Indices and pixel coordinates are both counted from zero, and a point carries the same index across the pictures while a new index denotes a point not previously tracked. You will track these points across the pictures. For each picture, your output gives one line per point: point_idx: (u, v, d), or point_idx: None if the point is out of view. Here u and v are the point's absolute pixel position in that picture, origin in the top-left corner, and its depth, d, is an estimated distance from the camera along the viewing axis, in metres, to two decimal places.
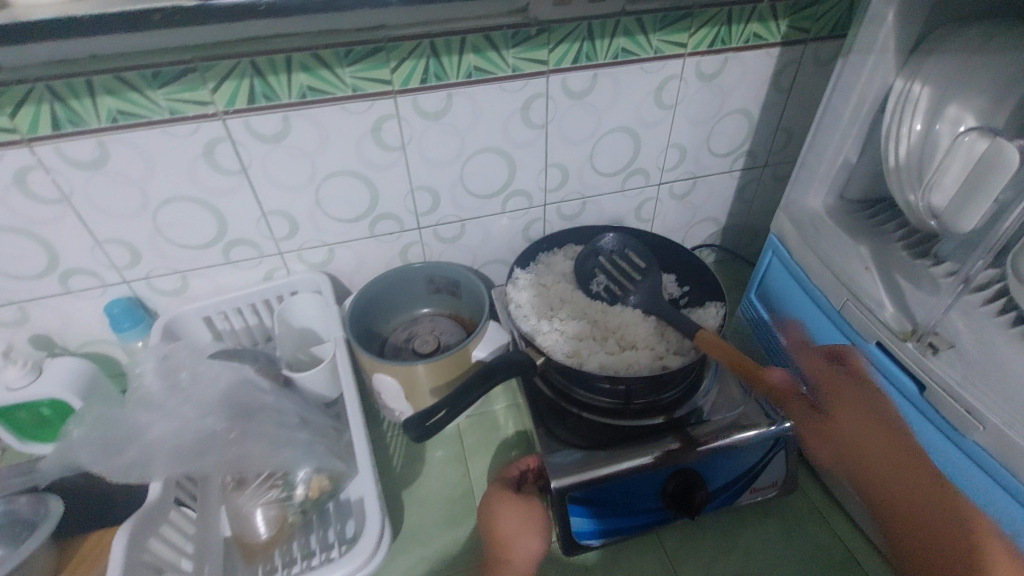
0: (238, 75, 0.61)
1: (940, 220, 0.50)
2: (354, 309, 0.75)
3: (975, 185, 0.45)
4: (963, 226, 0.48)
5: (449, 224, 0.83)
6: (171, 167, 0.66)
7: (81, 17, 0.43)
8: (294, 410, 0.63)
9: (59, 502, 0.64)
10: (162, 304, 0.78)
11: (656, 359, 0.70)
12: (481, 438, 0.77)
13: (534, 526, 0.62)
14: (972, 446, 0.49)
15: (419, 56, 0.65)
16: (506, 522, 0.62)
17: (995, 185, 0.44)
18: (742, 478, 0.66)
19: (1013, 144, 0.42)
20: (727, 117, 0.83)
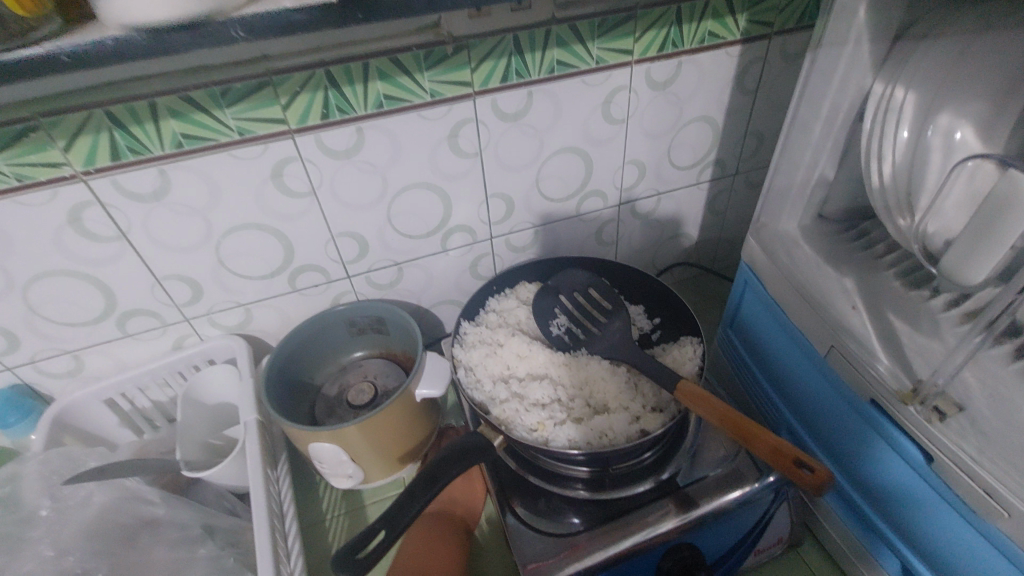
0: (93, 128, 0.51)
1: (943, 267, 0.40)
2: (270, 375, 0.64)
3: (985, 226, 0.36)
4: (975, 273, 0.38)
5: (383, 270, 0.73)
6: (31, 239, 0.55)
7: None
8: (197, 518, 0.53)
9: None
10: (56, 389, 0.68)
11: (633, 420, 0.56)
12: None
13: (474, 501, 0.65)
14: (998, 535, 0.39)
15: (315, 88, 0.55)
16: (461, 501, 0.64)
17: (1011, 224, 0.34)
18: (744, 542, 0.55)
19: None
20: (688, 126, 0.74)
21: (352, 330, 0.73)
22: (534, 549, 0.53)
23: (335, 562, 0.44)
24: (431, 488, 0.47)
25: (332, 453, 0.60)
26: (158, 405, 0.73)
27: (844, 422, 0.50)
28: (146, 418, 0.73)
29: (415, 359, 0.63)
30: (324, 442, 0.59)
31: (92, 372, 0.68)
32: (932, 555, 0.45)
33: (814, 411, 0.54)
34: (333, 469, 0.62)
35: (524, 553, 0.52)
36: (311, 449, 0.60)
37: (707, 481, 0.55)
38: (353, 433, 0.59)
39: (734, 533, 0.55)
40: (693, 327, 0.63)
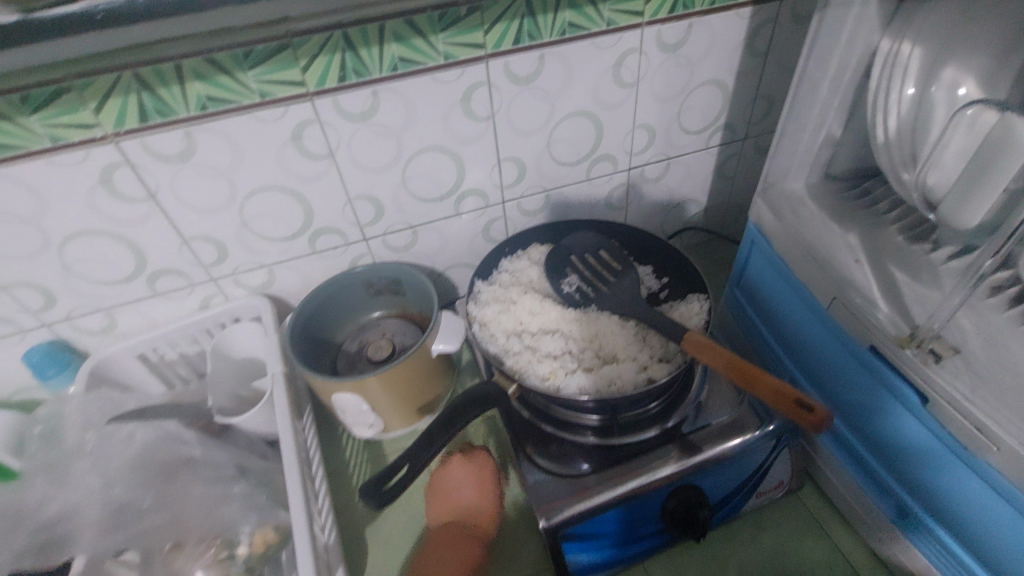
0: (122, 91, 0.53)
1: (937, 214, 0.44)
2: (294, 331, 0.67)
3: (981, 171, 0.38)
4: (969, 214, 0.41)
5: (399, 232, 0.75)
6: (65, 199, 0.58)
7: None
8: (230, 460, 0.57)
9: None
10: (91, 345, 0.71)
11: (640, 370, 0.59)
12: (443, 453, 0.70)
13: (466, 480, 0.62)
14: (985, 468, 0.42)
15: (332, 51, 0.56)
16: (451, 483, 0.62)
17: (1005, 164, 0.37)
18: (746, 486, 0.58)
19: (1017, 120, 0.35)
20: (698, 90, 0.74)
21: (370, 291, 0.76)
22: (546, 490, 0.56)
23: (363, 491, 0.49)
24: (449, 429, 0.50)
25: (354, 403, 0.63)
26: (187, 361, 0.77)
27: (845, 370, 0.53)
28: (176, 373, 0.77)
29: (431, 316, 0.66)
30: (346, 393, 0.62)
31: (125, 330, 0.72)
32: (926, 492, 0.48)
33: (816, 360, 0.57)
34: (354, 418, 0.65)
35: (537, 493, 0.56)
36: (335, 400, 0.64)
37: (712, 428, 0.58)
38: (374, 384, 0.62)
39: (736, 477, 0.57)
40: (700, 285, 0.65)
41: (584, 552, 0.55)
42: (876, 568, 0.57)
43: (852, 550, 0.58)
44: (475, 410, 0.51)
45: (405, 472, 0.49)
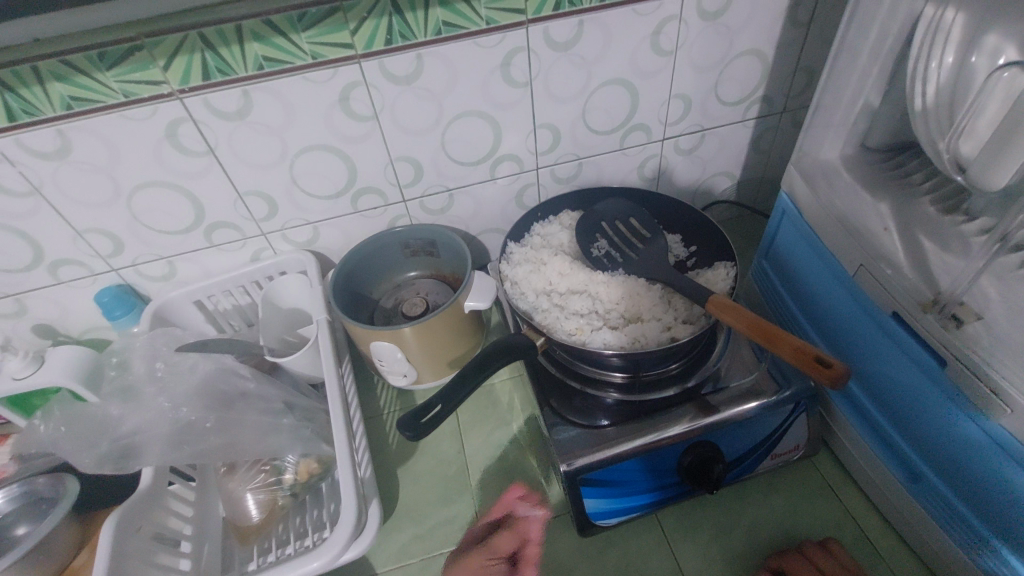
0: (188, 50, 0.57)
1: (967, 176, 0.47)
2: (336, 284, 0.72)
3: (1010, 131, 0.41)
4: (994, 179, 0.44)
5: (436, 195, 0.79)
6: (135, 151, 0.63)
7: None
8: (279, 396, 0.62)
9: (75, 480, 0.61)
10: (153, 290, 0.78)
11: (663, 331, 0.61)
12: (469, 405, 0.74)
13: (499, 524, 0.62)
14: (999, 431, 0.43)
15: (380, 15, 0.59)
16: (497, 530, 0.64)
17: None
18: (761, 446, 0.60)
19: None
20: (737, 60, 0.74)
21: (406, 251, 0.80)
22: (567, 437, 0.59)
23: (402, 422, 0.53)
24: (480, 374, 0.53)
25: (390, 352, 0.68)
26: (237, 310, 0.82)
27: (867, 338, 0.54)
28: (227, 321, 0.83)
29: (465, 275, 0.69)
30: (383, 342, 0.66)
31: (183, 278, 0.78)
32: (939, 456, 0.49)
33: (837, 328, 0.58)
34: (391, 366, 0.70)
35: (559, 441, 0.59)
36: (373, 348, 0.68)
37: (731, 390, 0.60)
38: (409, 335, 0.66)
39: (752, 437, 0.60)
40: (727, 253, 0.66)
41: (600, 498, 0.58)
42: (886, 532, 0.59)
43: (863, 514, 0.60)
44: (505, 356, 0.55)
45: (439, 411, 0.53)
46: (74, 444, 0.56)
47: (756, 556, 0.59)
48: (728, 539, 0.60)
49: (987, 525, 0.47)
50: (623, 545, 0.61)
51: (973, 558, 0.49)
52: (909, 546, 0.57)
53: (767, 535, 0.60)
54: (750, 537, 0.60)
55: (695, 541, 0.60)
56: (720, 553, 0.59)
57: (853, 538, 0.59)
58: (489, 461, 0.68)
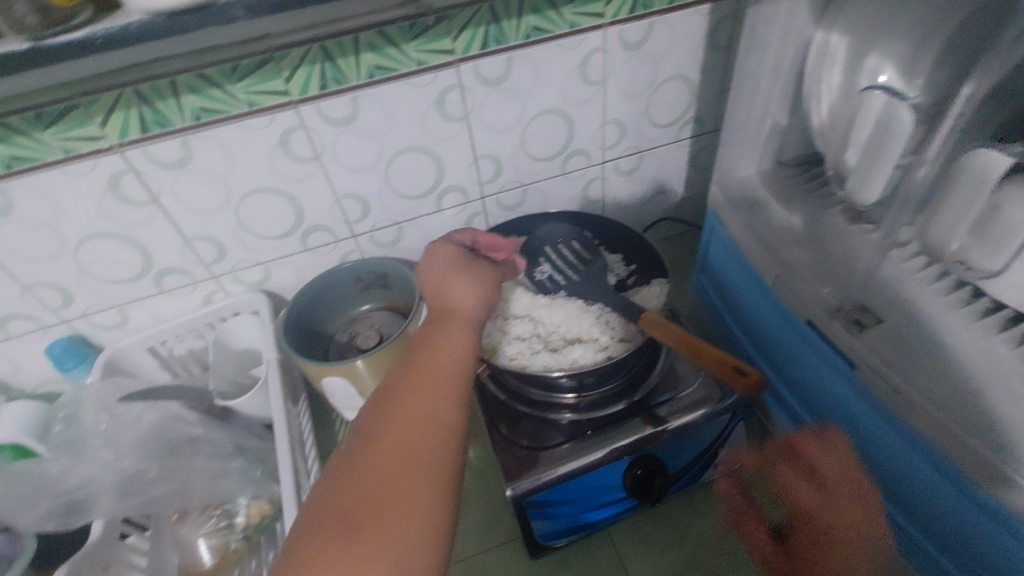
0: (124, 105, 0.59)
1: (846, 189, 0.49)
2: (287, 323, 0.73)
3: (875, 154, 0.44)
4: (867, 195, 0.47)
5: (385, 229, 0.80)
6: (78, 204, 0.64)
7: None
8: (229, 439, 0.62)
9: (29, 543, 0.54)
10: (106, 339, 0.78)
11: (601, 350, 0.63)
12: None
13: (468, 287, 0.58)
14: (913, 434, 0.44)
15: (312, 62, 0.61)
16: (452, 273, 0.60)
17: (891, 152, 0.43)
18: (703, 457, 0.63)
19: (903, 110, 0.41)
20: (665, 85, 0.78)
21: (359, 285, 0.81)
22: (514, 461, 0.60)
23: None
24: None
25: (343, 386, 0.69)
26: (194, 353, 0.83)
27: (792, 347, 0.55)
28: (184, 364, 0.83)
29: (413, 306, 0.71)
30: (335, 377, 0.67)
31: (136, 325, 0.78)
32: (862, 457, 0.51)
33: (765, 337, 0.60)
34: (344, 400, 0.71)
35: (506, 466, 0.59)
36: (325, 384, 0.69)
37: (671, 402, 0.62)
38: (359, 369, 0.68)
39: (694, 448, 0.62)
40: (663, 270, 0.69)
41: (549, 519, 0.60)
42: None
43: None
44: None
45: None
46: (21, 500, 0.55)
47: (703, 566, 0.60)
48: (677, 550, 0.62)
49: (930, 540, 0.46)
50: (574, 564, 0.62)
51: (913, 564, 0.49)
52: None
53: (714, 545, 0.62)
54: (698, 548, 0.61)
55: (646, 555, 0.62)
56: (670, 565, 0.61)
57: None
58: None
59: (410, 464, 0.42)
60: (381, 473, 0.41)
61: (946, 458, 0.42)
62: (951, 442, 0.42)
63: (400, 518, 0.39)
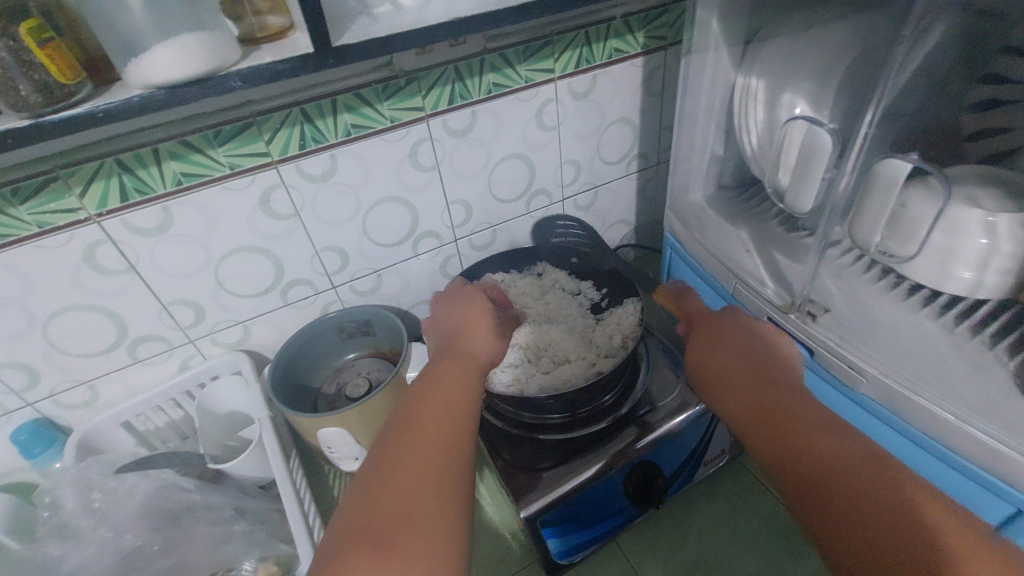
0: (104, 175, 0.59)
1: (786, 204, 0.56)
2: (274, 380, 0.73)
3: (805, 169, 0.51)
4: (802, 205, 0.54)
5: (364, 277, 0.83)
6: (51, 280, 0.63)
7: None
8: (228, 502, 0.61)
9: None
10: (74, 419, 0.74)
11: (590, 367, 0.70)
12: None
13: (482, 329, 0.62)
14: (878, 407, 0.52)
15: (292, 124, 0.65)
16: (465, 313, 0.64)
17: (820, 165, 0.50)
18: (692, 459, 0.68)
19: (823, 130, 0.48)
20: (611, 127, 0.87)
21: (342, 335, 0.83)
22: (523, 484, 0.61)
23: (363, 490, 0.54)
24: None
25: (338, 436, 0.69)
26: (170, 424, 0.80)
27: None
28: (160, 437, 0.80)
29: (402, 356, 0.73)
30: (332, 428, 0.68)
31: (107, 400, 0.75)
32: None
33: None
34: (341, 450, 0.71)
35: (515, 487, 0.61)
36: (319, 437, 0.69)
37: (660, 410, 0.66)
38: (353, 415, 0.68)
39: (684, 450, 0.67)
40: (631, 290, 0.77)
41: (562, 536, 0.62)
42: None
43: None
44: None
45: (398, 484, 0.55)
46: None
47: (709, 559, 0.64)
48: (683, 550, 0.65)
49: None
50: None
51: None
52: None
53: (715, 539, 0.66)
54: (702, 544, 0.65)
55: (655, 559, 0.65)
56: (678, 564, 0.64)
57: (788, 523, 0.66)
58: None
59: (429, 486, 0.40)
60: (398, 495, 0.39)
61: (913, 426, 0.49)
62: (906, 405, 0.49)
63: (431, 538, 0.38)
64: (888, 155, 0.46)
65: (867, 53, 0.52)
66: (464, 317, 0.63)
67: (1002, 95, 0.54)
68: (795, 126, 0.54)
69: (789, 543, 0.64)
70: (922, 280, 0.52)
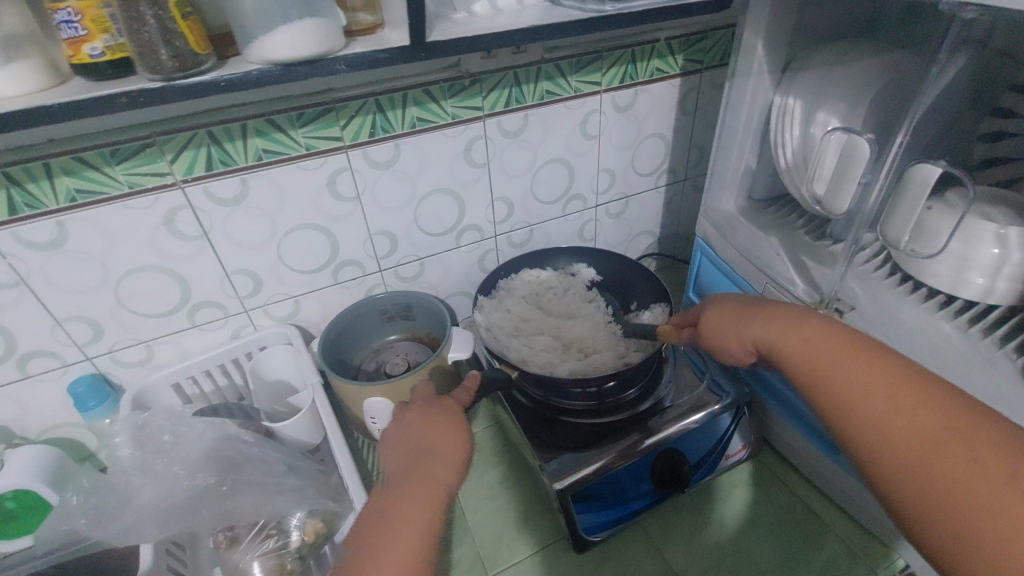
0: (195, 145, 0.64)
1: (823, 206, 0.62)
2: (323, 351, 0.77)
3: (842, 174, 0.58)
4: (839, 207, 0.60)
5: (409, 264, 0.88)
6: (132, 238, 0.67)
7: (116, 97, 0.47)
8: (280, 458, 0.63)
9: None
10: (126, 378, 0.77)
11: (619, 358, 0.74)
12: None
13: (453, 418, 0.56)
14: None
15: (366, 113, 0.71)
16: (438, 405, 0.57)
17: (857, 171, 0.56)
18: (718, 449, 0.71)
19: (862, 138, 0.55)
20: (646, 141, 0.94)
21: (383, 317, 0.87)
22: (556, 462, 0.65)
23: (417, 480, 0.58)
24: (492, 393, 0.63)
25: (382, 406, 0.73)
26: (214, 391, 0.83)
27: None
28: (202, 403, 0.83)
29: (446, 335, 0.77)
30: (378, 397, 0.72)
31: (159, 362, 0.78)
32: None
33: None
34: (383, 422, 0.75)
35: (548, 466, 0.64)
36: (366, 406, 0.73)
37: (683, 404, 0.70)
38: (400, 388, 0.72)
39: (705, 442, 0.70)
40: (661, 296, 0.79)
41: (591, 511, 0.65)
42: (826, 503, 0.71)
43: (807, 494, 0.72)
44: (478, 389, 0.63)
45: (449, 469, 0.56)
46: (87, 522, 0.55)
47: (732, 544, 0.68)
48: (707, 534, 0.69)
49: None
50: (620, 555, 0.68)
51: None
52: (847, 512, 0.69)
53: (736, 527, 0.69)
54: (725, 530, 0.69)
55: (680, 541, 0.69)
56: (702, 546, 0.68)
57: (805, 514, 0.70)
58: (485, 495, 0.75)
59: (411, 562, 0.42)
60: None
61: None
62: None
63: None
64: (920, 161, 0.53)
65: (895, 80, 0.59)
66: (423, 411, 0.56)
67: (1009, 128, 0.61)
68: (836, 137, 0.60)
69: (805, 531, 0.68)
70: (938, 284, 0.58)
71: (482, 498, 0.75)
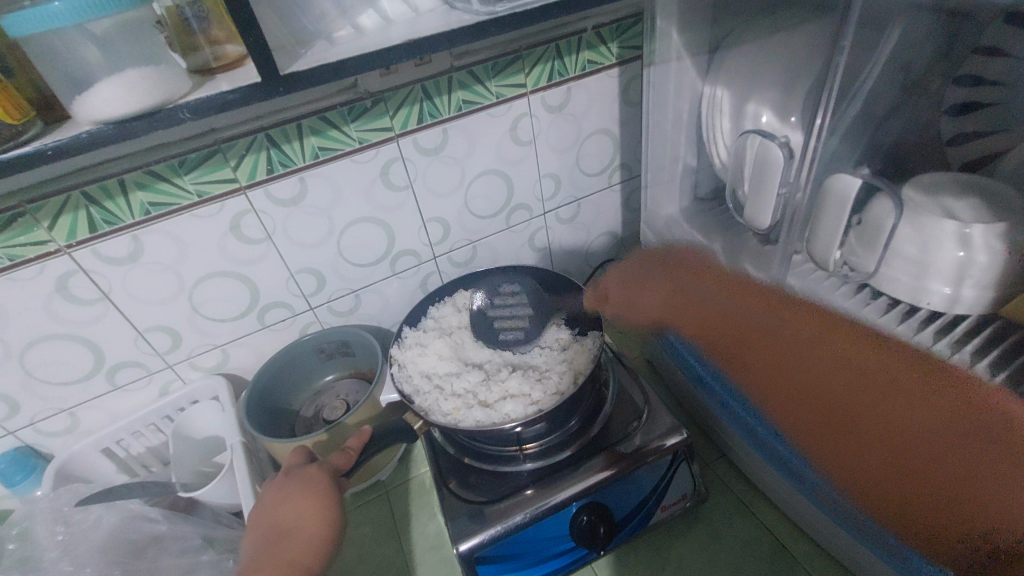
0: (72, 208, 0.60)
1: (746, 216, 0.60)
2: (250, 405, 0.73)
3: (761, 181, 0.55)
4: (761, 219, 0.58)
5: (342, 298, 0.82)
6: (26, 310, 0.64)
7: None
8: (196, 532, 0.60)
9: None
10: (56, 446, 0.75)
11: (532, 404, 0.65)
12: (399, 495, 0.77)
13: (316, 487, 0.52)
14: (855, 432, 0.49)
15: (258, 150, 0.65)
16: (300, 473, 0.53)
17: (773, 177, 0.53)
18: (652, 497, 0.64)
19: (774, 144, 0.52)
20: (590, 139, 0.86)
21: (321, 356, 0.82)
22: (457, 522, 0.60)
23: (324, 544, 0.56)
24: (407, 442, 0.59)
25: None
26: (152, 449, 0.81)
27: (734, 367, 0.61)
28: (142, 463, 0.81)
29: (376, 374, 0.73)
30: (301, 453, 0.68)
31: (88, 427, 0.76)
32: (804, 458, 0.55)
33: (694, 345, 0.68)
34: None
35: (454, 524, 0.60)
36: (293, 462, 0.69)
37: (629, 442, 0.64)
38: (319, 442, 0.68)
39: (643, 489, 0.63)
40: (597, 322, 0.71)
41: (505, 569, 0.60)
42: (799, 537, 0.64)
43: (777, 526, 0.65)
44: (370, 448, 0.57)
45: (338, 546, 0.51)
46: None
47: None
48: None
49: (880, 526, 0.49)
50: None
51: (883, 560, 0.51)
52: (820, 548, 0.62)
53: (695, 567, 0.63)
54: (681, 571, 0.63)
55: None
56: None
57: (773, 550, 0.63)
58: (429, 546, 0.70)
59: None
60: None
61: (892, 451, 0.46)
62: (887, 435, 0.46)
63: None
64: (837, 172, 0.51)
65: None
66: (284, 479, 0.53)
67: None
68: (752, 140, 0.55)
69: (772, 566, 0.62)
70: (898, 295, 0.50)
71: (426, 548, 0.70)
